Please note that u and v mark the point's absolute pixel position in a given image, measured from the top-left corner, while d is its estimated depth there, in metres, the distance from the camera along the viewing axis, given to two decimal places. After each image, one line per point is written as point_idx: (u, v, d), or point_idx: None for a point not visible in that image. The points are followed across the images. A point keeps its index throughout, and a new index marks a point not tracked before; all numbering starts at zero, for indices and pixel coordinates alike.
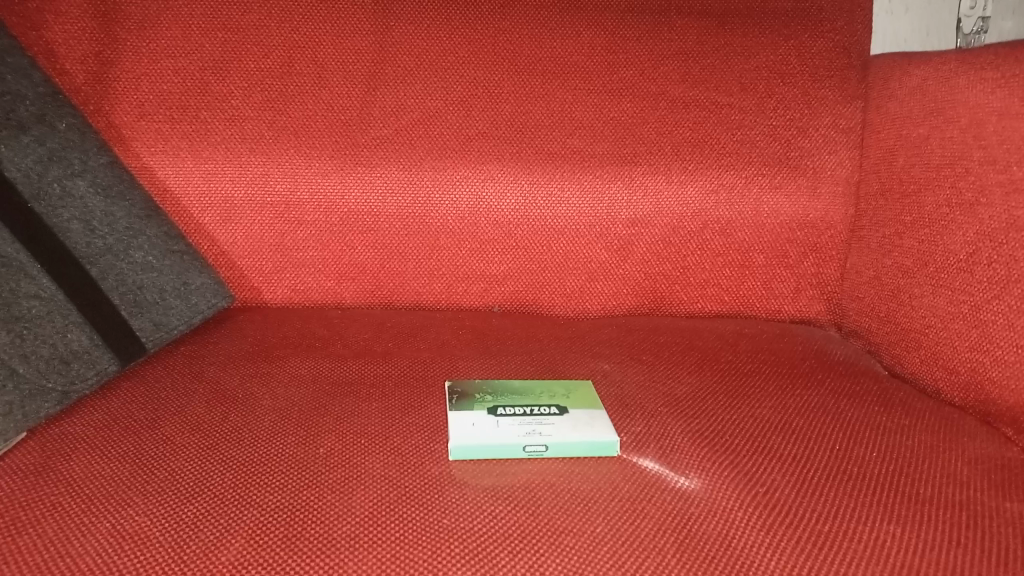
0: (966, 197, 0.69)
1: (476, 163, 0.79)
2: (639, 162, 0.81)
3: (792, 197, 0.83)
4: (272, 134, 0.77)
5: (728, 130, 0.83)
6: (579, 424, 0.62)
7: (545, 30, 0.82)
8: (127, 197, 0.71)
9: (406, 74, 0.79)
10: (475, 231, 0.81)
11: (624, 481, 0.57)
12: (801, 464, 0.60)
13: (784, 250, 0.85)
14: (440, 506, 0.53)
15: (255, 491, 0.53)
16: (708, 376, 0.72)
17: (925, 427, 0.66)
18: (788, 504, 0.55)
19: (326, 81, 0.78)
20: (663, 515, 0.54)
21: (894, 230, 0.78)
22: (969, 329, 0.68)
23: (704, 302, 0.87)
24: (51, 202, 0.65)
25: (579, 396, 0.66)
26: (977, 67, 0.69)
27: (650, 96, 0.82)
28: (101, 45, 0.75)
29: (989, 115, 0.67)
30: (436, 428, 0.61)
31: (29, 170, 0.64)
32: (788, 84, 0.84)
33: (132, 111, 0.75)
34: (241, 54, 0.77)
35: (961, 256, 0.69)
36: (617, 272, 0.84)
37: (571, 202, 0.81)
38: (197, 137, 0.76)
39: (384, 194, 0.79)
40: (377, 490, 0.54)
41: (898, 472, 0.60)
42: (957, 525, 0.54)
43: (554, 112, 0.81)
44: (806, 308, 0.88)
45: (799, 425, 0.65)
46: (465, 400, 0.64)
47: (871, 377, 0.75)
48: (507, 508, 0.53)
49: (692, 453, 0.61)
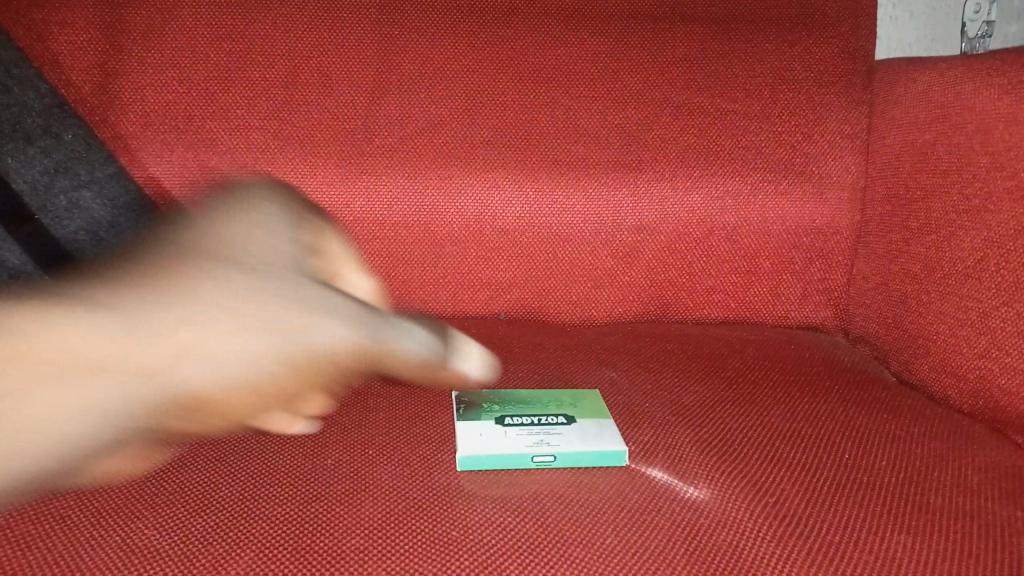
0: (973, 204, 0.69)
1: (481, 171, 0.79)
2: (644, 169, 0.81)
3: (799, 203, 0.83)
4: (278, 143, 0.77)
5: (734, 136, 0.82)
6: (587, 436, 0.61)
7: (549, 37, 0.82)
8: (133, 209, 0.71)
9: (411, 83, 0.79)
10: (480, 238, 0.81)
11: (634, 492, 0.57)
12: (810, 472, 0.60)
13: (790, 255, 0.85)
14: (450, 518, 0.53)
15: (264, 504, 0.53)
16: (717, 385, 0.72)
17: (935, 435, 0.66)
18: (799, 514, 0.55)
19: (331, 90, 0.78)
20: (674, 527, 0.53)
21: (901, 236, 0.78)
22: (977, 336, 0.68)
23: (710, 308, 0.87)
24: (59, 212, 0.65)
25: (589, 406, 0.66)
26: (983, 73, 0.70)
27: (655, 102, 0.82)
28: (108, 56, 0.75)
29: (995, 121, 0.67)
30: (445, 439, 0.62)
31: (36, 182, 0.64)
32: (794, 90, 0.83)
33: (137, 121, 0.75)
34: (247, 64, 0.77)
35: (969, 262, 0.69)
36: (623, 279, 0.84)
37: (576, 209, 0.81)
38: (202, 147, 0.76)
39: (390, 203, 0.79)
40: (385, 501, 0.54)
41: (908, 480, 0.60)
42: (970, 535, 0.54)
43: (559, 119, 0.81)
44: (813, 314, 0.88)
45: (808, 434, 0.65)
46: (471, 411, 0.64)
47: (879, 385, 0.75)
48: (516, 520, 0.53)
49: (700, 463, 0.60)
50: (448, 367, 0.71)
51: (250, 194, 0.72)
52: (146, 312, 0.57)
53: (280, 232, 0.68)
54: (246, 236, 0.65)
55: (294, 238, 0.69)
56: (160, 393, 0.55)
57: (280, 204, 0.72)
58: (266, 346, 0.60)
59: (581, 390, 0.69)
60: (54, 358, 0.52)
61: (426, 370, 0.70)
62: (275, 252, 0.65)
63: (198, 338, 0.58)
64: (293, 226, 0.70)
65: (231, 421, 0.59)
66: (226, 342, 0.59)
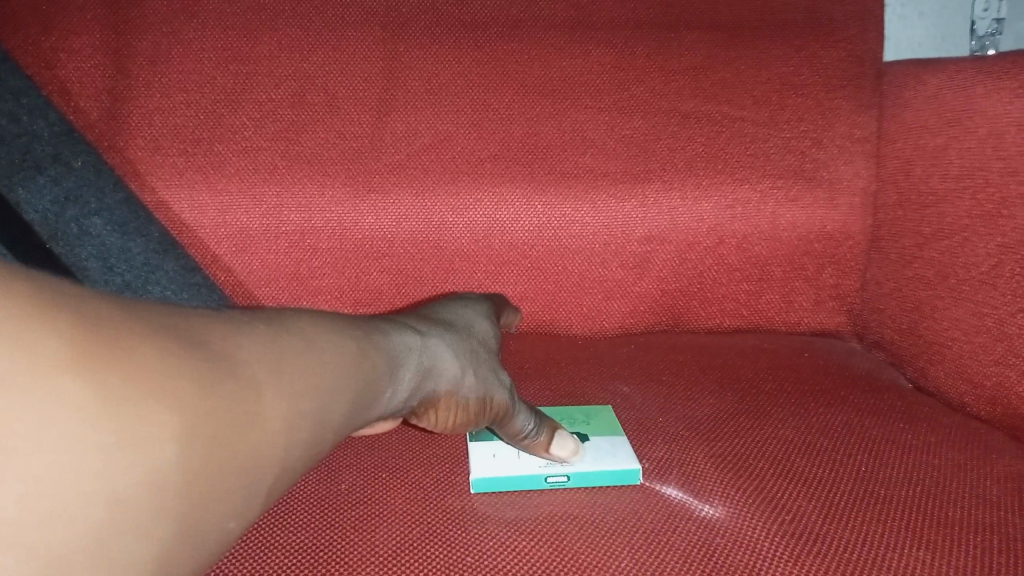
0: (987, 209, 0.69)
1: (489, 186, 0.79)
2: (653, 179, 0.81)
3: (809, 209, 0.82)
4: (286, 163, 0.77)
5: (742, 143, 0.82)
6: (598, 452, 0.61)
7: (554, 50, 0.81)
8: (143, 233, 0.72)
9: (416, 100, 0.79)
10: (490, 253, 0.81)
11: (648, 512, 0.57)
12: (827, 487, 0.59)
13: (801, 262, 0.84)
14: (463, 543, 0.53)
15: (278, 531, 0.54)
16: (730, 397, 0.71)
17: (952, 444, 0.65)
18: (817, 531, 0.55)
19: (337, 109, 0.78)
20: (689, 547, 0.53)
21: (914, 241, 0.77)
22: (994, 342, 0.68)
23: (722, 317, 0.86)
24: (70, 241, 0.67)
25: (599, 420, 0.66)
26: (994, 76, 0.70)
27: (662, 112, 0.81)
28: (114, 81, 0.75)
29: (1008, 126, 0.67)
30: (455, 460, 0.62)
31: (47, 211, 0.66)
32: (801, 95, 0.83)
33: (147, 146, 0.75)
34: (253, 86, 0.77)
35: (984, 268, 0.69)
36: (634, 290, 0.84)
37: (585, 221, 0.80)
38: (211, 169, 0.76)
39: (399, 220, 0.79)
40: (399, 527, 0.55)
41: (926, 493, 0.59)
42: (991, 550, 0.53)
43: (566, 131, 0.80)
44: (826, 321, 0.87)
45: (824, 446, 0.64)
46: (482, 436, 0.64)
47: (895, 393, 0.74)
48: (530, 543, 0.53)
49: (715, 479, 0.60)
50: (537, 445, 0.60)
51: (469, 297, 0.74)
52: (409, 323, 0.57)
53: (486, 317, 0.69)
54: (455, 310, 0.67)
55: (498, 328, 0.70)
56: (415, 380, 0.53)
57: (495, 307, 0.76)
58: (481, 372, 0.59)
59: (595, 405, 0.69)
60: (369, 337, 0.50)
61: (515, 438, 0.61)
62: (479, 330, 0.66)
63: (439, 349, 0.57)
64: (492, 319, 0.70)
65: (457, 418, 0.58)
66: (457, 357, 0.58)
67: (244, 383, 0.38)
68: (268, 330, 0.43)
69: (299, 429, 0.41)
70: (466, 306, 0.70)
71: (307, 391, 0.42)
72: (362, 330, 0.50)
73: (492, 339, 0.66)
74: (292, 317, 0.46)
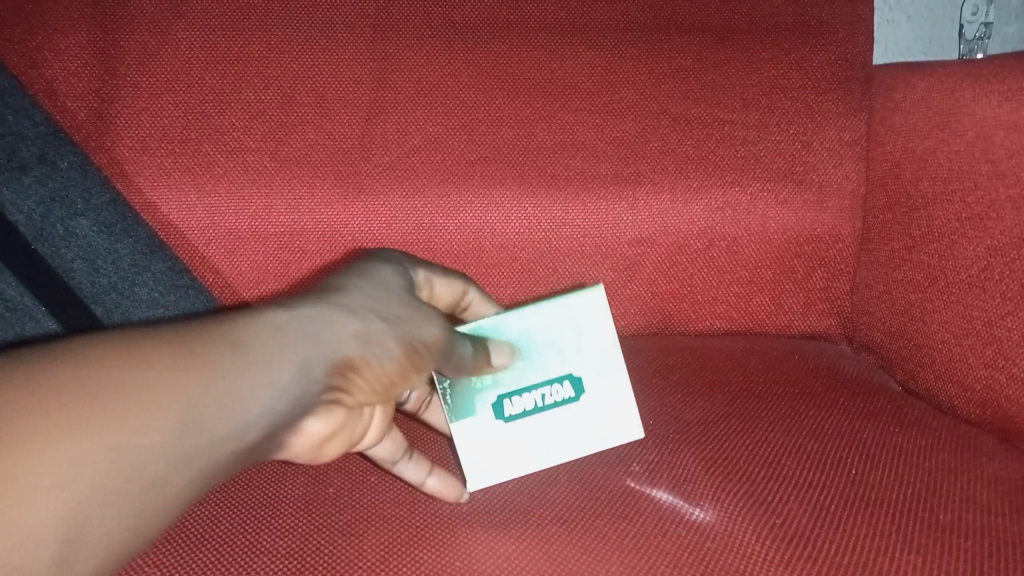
0: (975, 212, 0.69)
1: (479, 187, 0.79)
2: (643, 182, 0.80)
3: (798, 212, 0.82)
4: (275, 165, 0.76)
5: (732, 146, 0.82)
6: (595, 415, 0.65)
7: (545, 52, 0.81)
8: (129, 234, 0.75)
9: (406, 102, 0.78)
10: (480, 255, 0.81)
11: (637, 514, 0.57)
12: (817, 490, 0.59)
13: (792, 264, 0.84)
14: (453, 548, 0.53)
15: (267, 538, 0.54)
16: (721, 400, 0.71)
17: (942, 447, 0.66)
18: (806, 536, 0.55)
19: (327, 109, 0.77)
20: (678, 551, 0.54)
21: (903, 244, 0.78)
22: (983, 346, 0.69)
23: (713, 319, 0.86)
24: (55, 243, 0.74)
25: (589, 354, 0.65)
26: (982, 79, 0.71)
27: (652, 114, 0.81)
28: (101, 81, 0.74)
29: (996, 129, 0.68)
30: (438, 476, 0.59)
31: (31, 212, 0.73)
32: (791, 98, 0.83)
33: (134, 147, 0.75)
34: (242, 86, 0.76)
35: (973, 271, 0.70)
36: (624, 292, 0.84)
37: (576, 224, 0.80)
38: (199, 170, 0.75)
39: (389, 222, 0.78)
40: (388, 532, 0.55)
41: (916, 496, 0.59)
42: (980, 554, 0.53)
43: (556, 134, 0.80)
44: (817, 324, 0.87)
45: (814, 450, 0.64)
46: (462, 396, 0.64)
47: (885, 395, 0.74)
48: (520, 547, 0.54)
49: (705, 482, 0.60)
50: (467, 365, 0.62)
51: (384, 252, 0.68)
52: (298, 302, 0.54)
53: (393, 265, 0.63)
54: (356, 265, 0.62)
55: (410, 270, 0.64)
56: (288, 364, 0.49)
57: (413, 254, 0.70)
58: (384, 324, 0.56)
59: (585, 322, 0.65)
60: (227, 336, 0.49)
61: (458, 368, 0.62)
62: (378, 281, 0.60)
63: (312, 322, 0.52)
64: (403, 264, 0.65)
65: (385, 384, 0.56)
66: (357, 321, 0.54)
67: (62, 423, 0.40)
68: (105, 359, 0.44)
69: (110, 456, 0.41)
70: (373, 259, 0.64)
71: (147, 413, 0.43)
72: (197, 337, 0.47)
73: (397, 286, 0.61)
74: (112, 346, 0.45)
